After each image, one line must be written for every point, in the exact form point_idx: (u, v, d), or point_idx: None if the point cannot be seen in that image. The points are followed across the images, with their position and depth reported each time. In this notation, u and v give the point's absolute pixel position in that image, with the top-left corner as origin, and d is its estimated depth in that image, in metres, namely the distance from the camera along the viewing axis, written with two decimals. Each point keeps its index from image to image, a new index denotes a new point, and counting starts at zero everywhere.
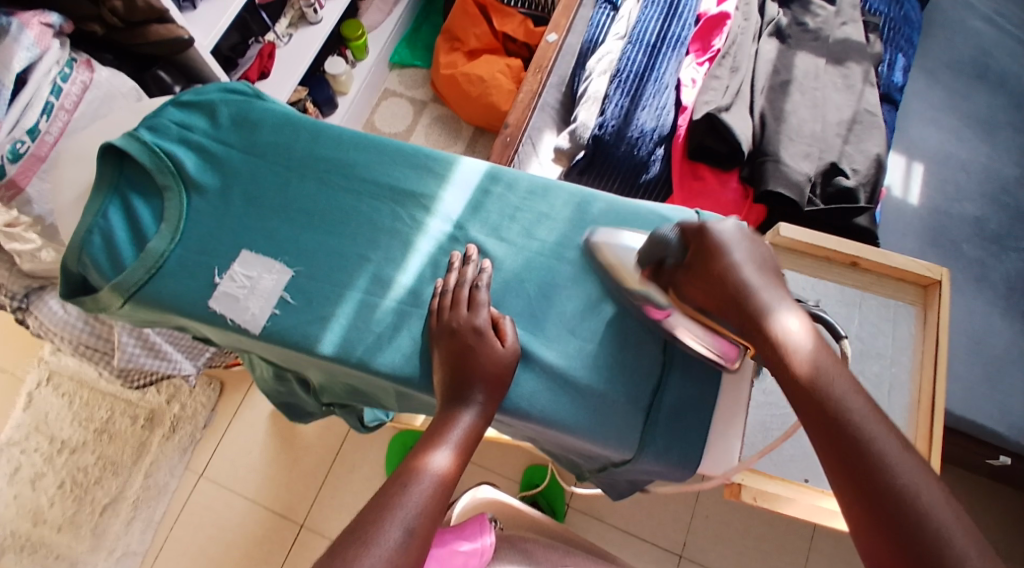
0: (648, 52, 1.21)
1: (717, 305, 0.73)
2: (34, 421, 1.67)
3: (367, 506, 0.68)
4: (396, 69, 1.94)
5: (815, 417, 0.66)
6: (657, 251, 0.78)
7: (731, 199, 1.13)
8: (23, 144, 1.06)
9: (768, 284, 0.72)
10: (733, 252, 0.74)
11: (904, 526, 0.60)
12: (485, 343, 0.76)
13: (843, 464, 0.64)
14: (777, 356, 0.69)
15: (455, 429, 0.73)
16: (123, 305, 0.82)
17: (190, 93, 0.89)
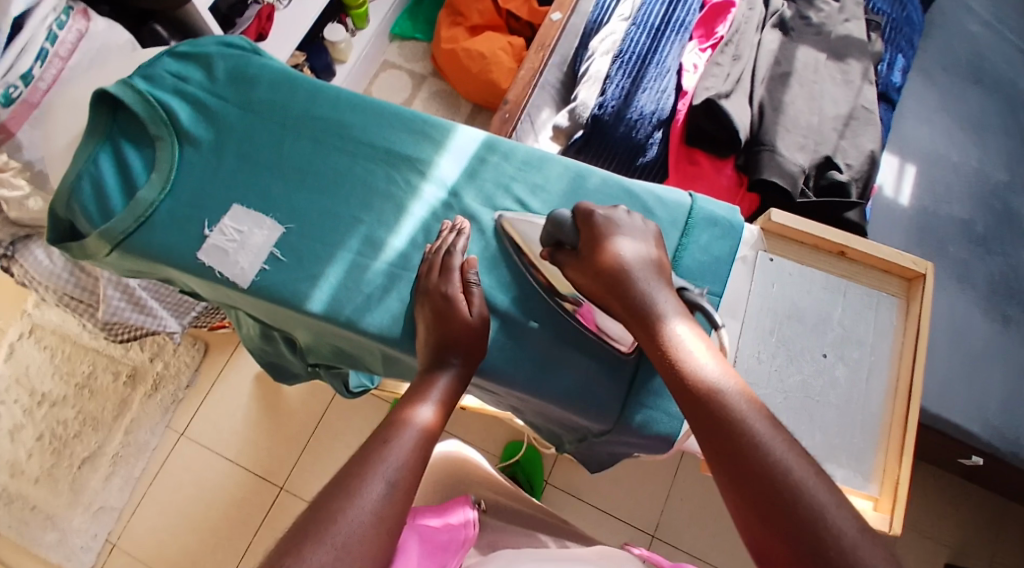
0: (651, 35, 1.20)
1: (613, 302, 0.74)
2: (14, 373, 1.67)
3: (349, 463, 0.68)
4: (396, 40, 1.93)
5: (704, 419, 0.66)
6: (554, 234, 0.78)
7: (726, 185, 1.14)
8: (15, 89, 1.05)
9: (663, 288, 0.73)
10: (629, 252, 0.74)
11: (797, 538, 0.59)
12: (454, 308, 0.76)
13: (732, 463, 0.64)
14: (668, 362, 0.70)
15: (434, 389, 0.74)
16: (111, 253, 0.82)
17: (187, 43, 0.88)
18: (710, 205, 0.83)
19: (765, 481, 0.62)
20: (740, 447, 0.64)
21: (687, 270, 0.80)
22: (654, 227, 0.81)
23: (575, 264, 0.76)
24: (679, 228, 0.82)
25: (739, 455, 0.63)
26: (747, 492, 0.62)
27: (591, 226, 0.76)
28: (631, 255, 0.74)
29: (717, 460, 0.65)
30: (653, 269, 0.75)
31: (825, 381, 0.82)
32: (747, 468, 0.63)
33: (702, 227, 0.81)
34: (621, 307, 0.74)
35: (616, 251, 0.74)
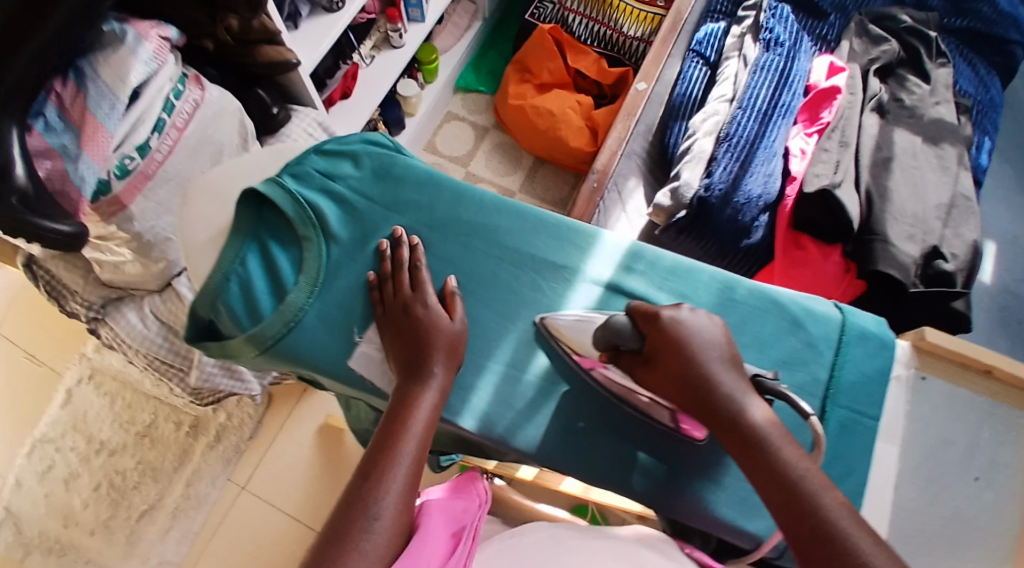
0: (759, 119, 1.19)
1: (672, 382, 0.73)
2: (72, 419, 1.66)
3: (350, 489, 0.71)
4: (460, 92, 1.97)
5: (776, 507, 0.67)
6: (613, 339, 0.76)
7: (832, 273, 1.13)
8: (131, 160, 1.05)
9: (726, 369, 0.72)
10: (697, 341, 0.73)
11: None
12: (434, 316, 0.79)
13: (809, 547, 0.64)
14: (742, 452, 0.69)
15: (422, 409, 0.74)
16: (256, 355, 0.81)
17: (333, 141, 0.89)
18: (861, 318, 0.84)
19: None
20: (815, 529, 0.64)
21: (843, 391, 0.80)
22: (809, 341, 0.81)
23: (642, 368, 0.75)
24: (833, 345, 0.82)
25: (815, 538, 0.64)
26: None
27: (661, 329, 0.74)
28: (697, 343, 0.73)
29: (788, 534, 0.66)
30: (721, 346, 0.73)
31: (974, 504, 0.90)
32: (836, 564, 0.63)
33: (853, 343, 0.82)
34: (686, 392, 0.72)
35: (687, 347, 0.73)
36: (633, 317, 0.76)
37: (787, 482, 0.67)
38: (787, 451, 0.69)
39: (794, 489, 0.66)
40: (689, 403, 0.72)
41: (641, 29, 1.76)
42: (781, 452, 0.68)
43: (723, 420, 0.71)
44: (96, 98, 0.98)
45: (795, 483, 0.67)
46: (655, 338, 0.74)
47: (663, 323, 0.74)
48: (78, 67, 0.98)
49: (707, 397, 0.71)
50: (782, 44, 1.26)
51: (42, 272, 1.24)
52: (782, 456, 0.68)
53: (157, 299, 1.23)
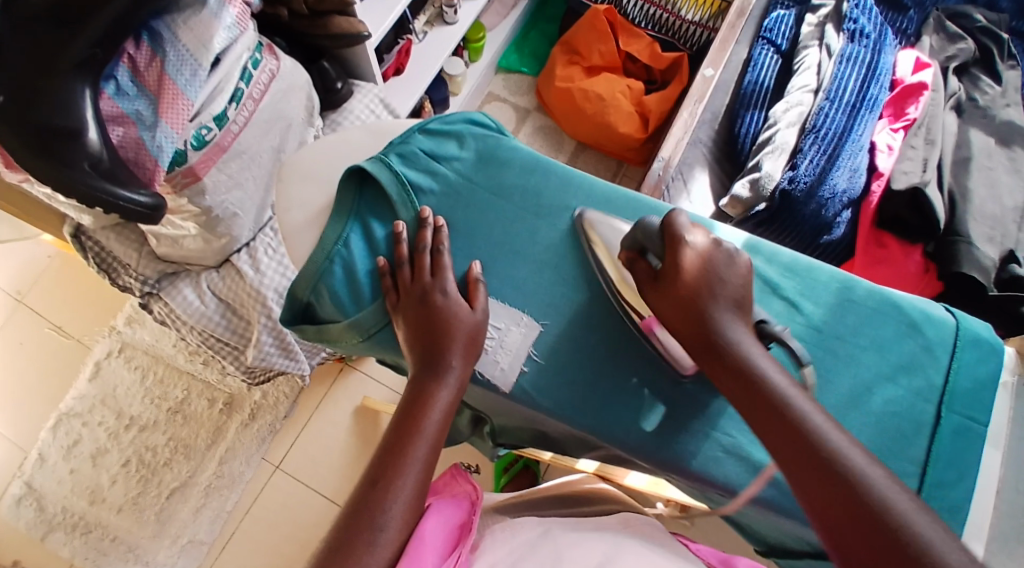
0: (847, 112, 1.17)
1: (681, 326, 0.73)
2: (100, 393, 1.63)
3: (358, 496, 0.71)
4: (501, 73, 1.94)
5: (787, 456, 0.66)
6: (640, 242, 0.77)
7: (912, 272, 1.13)
8: (209, 131, 1.02)
9: (735, 322, 0.72)
10: (710, 292, 0.72)
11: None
12: (456, 306, 0.79)
13: (823, 494, 0.64)
14: (750, 406, 0.69)
15: (435, 410, 0.75)
16: (360, 342, 0.82)
17: (438, 120, 0.89)
18: (974, 324, 0.80)
19: (876, 518, 0.61)
20: (864, 518, 0.62)
21: (958, 396, 0.77)
22: (926, 346, 0.78)
23: (651, 281, 0.75)
24: (949, 349, 0.79)
25: (866, 530, 0.61)
26: (857, 529, 0.62)
27: (679, 241, 0.74)
28: (716, 282, 0.73)
29: (801, 483, 0.65)
30: (737, 309, 0.73)
31: None
32: (855, 508, 0.62)
33: (969, 346, 0.79)
34: (695, 342, 0.72)
35: (697, 272, 0.73)
36: (663, 225, 0.75)
37: (833, 468, 0.64)
38: (830, 432, 0.66)
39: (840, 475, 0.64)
40: (702, 353, 0.72)
41: (700, 13, 1.72)
42: (825, 433, 0.66)
43: (755, 392, 0.69)
44: (176, 62, 0.92)
45: (831, 460, 0.64)
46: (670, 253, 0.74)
47: (677, 233, 0.74)
48: (151, 27, 0.90)
49: (740, 376, 0.70)
50: (867, 36, 1.25)
51: (90, 244, 1.19)
52: (806, 417, 0.67)
53: (215, 275, 1.21)
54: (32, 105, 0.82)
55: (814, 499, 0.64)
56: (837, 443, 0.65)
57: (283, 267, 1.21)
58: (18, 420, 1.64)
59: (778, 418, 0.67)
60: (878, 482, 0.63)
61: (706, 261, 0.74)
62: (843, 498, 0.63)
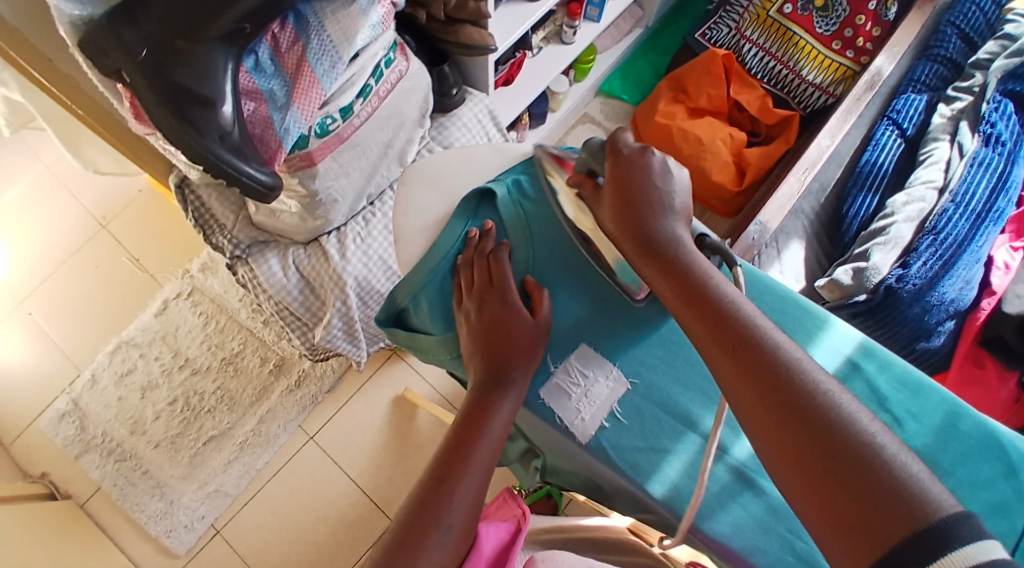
0: (971, 221, 1.19)
1: (624, 219, 0.79)
2: (162, 330, 1.66)
3: (420, 494, 0.73)
4: (601, 96, 1.93)
5: (706, 326, 0.71)
6: (589, 163, 0.84)
7: (1004, 399, 1.13)
8: (333, 121, 1.04)
9: (682, 219, 0.79)
10: (653, 193, 0.79)
11: (825, 432, 0.63)
12: (516, 314, 0.81)
13: (739, 360, 0.68)
14: (677, 286, 0.74)
15: (495, 414, 0.77)
16: (450, 358, 0.86)
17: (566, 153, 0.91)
18: None
19: (788, 381, 0.66)
20: (785, 390, 0.65)
21: None
22: (1018, 491, 0.75)
23: (595, 197, 0.82)
24: None
25: (817, 439, 0.63)
26: (769, 390, 0.66)
27: (616, 151, 0.82)
28: (660, 186, 0.79)
29: (722, 350, 0.69)
30: (685, 212, 0.80)
31: None
32: (769, 372, 0.67)
33: None
34: (636, 238, 0.78)
35: (644, 177, 0.80)
36: (606, 142, 0.84)
37: (776, 371, 0.66)
38: (772, 334, 0.69)
39: (784, 383, 0.66)
40: (639, 237, 0.77)
41: (822, 76, 1.68)
42: (769, 336, 0.69)
43: (685, 274, 0.74)
44: (317, 51, 0.94)
45: (749, 332, 0.69)
46: (616, 164, 0.81)
47: (622, 149, 0.82)
48: (299, 10, 0.92)
49: (683, 284, 0.74)
50: (1004, 142, 1.25)
51: (192, 198, 1.18)
52: (728, 294, 0.72)
53: (302, 252, 1.22)
54: (174, 66, 0.83)
55: (731, 363, 0.68)
56: (755, 316, 0.71)
57: (368, 258, 1.24)
58: (73, 337, 1.67)
59: (703, 292, 0.73)
60: (792, 351, 0.68)
61: (648, 172, 0.80)
62: (760, 365, 0.67)
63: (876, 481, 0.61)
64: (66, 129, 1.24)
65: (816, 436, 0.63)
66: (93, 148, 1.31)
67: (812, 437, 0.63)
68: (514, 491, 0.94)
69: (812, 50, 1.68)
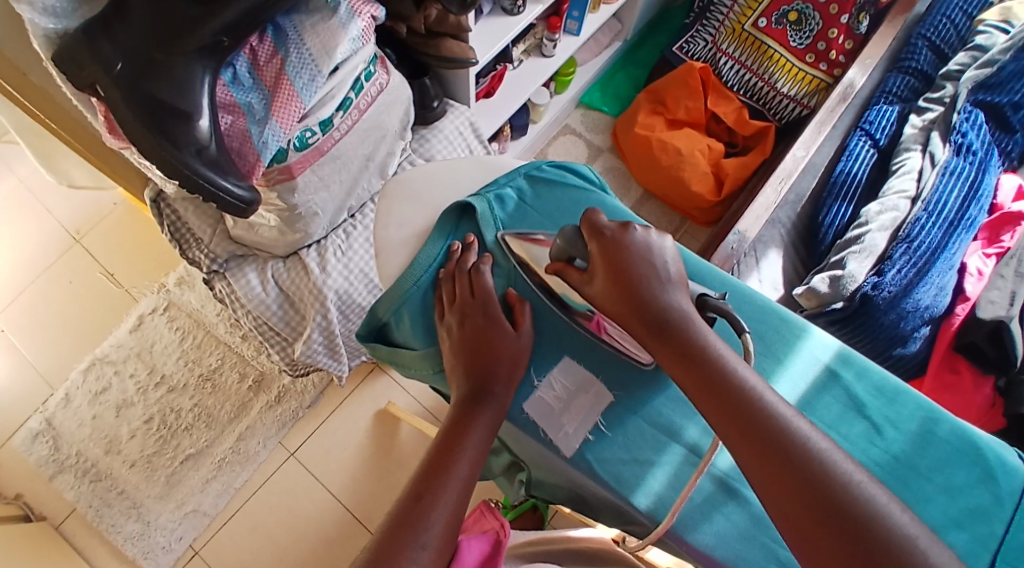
0: (944, 229, 1.20)
1: (623, 302, 0.76)
2: (138, 346, 1.64)
3: (402, 509, 0.72)
4: (581, 108, 1.94)
5: (726, 422, 0.69)
6: (567, 250, 0.80)
7: (979, 404, 1.12)
8: (312, 134, 1.03)
9: (678, 290, 0.77)
10: (646, 271, 0.77)
11: (863, 529, 0.62)
12: (497, 328, 0.81)
13: (765, 459, 0.67)
14: (690, 376, 0.72)
15: (477, 426, 0.76)
16: (432, 372, 0.85)
17: (551, 169, 0.92)
18: None
19: (816, 475, 0.65)
20: (818, 487, 0.64)
21: (1014, 550, 0.73)
22: (995, 496, 0.75)
23: (587, 279, 0.79)
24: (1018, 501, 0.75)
25: (857, 543, 0.62)
26: (801, 488, 0.65)
27: (599, 233, 0.79)
28: (650, 263, 0.77)
29: (749, 450, 0.67)
30: (679, 281, 0.78)
31: None
32: (799, 469, 0.65)
33: None
34: (639, 322, 0.75)
35: (634, 256, 0.77)
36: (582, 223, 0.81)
37: (805, 468, 0.65)
38: (795, 422, 0.68)
39: (815, 480, 0.65)
40: (643, 321, 0.75)
41: (798, 88, 1.70)
42: (793, 428, 0.68)
43: (696, 361, 0.72)
44: (296, 64, 0.93)
45: (770, 427, 0.68)
46: (603, 247, 0.78)
47: (605, 230, 0.79)
48: (278, 23, 0.92)
49: (700, 373, 0.71)
50: (974, 152, 1.27)
51: (168, 212, 1.17)
52: (745, 380, 0.71)
53: (281, 265, 1.21)
54: (149, 78, 0.82)
55: (759, 462, 0.67)
56: (775, 402, 0.69)
57: (349, 271, 1.22)
58: (45, 355, 1.64)
59: (719, 381, 0.71)
60: (815, 439, 0.67)
61: (636, 251, 0.78)
62: (789, 461, 0.66)
63: None
64: (38, 143, 1.22)
65: (853, 533, 0.62)
66: (68, 164, 1.29)
67: (853, 538, 0.62)
68: (493, 503, 0.93)
69: (786, 62, 1.71)
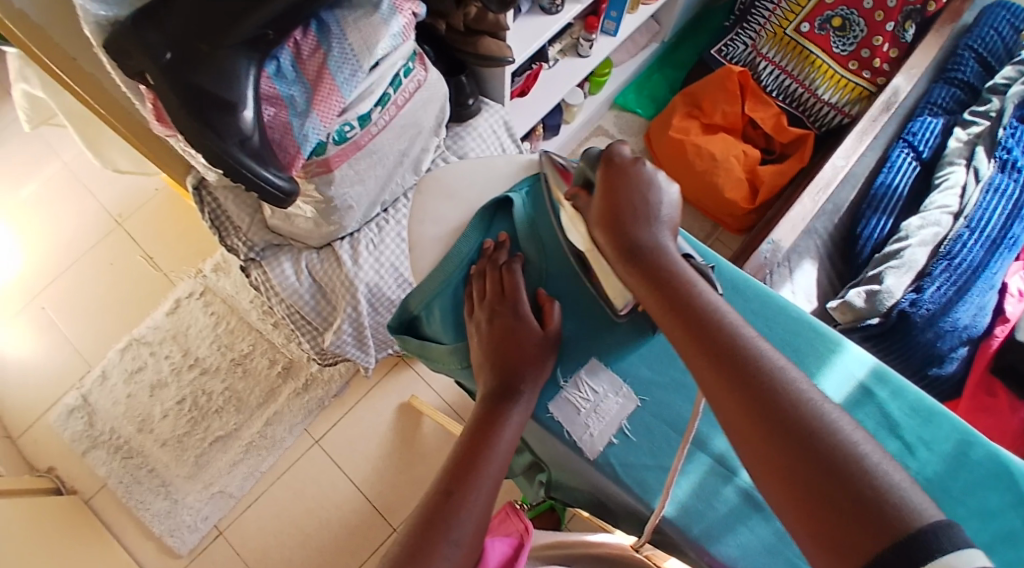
0: (986, 248, 1.19)
1: (612, 225, 0.80)
2: (173, 329, 1.67)
3: (430, 503, 0.73)
4: (615, 109, 1.93)
5: (684, 331, 0.71)
6: (586, 176, 0.85)
7: (1014, 428, 1.11)
8: (351, 129, 1.05)
9: (668, 227, 0.80)
10: (642, 200, 0.80)
11: (798, 429, 0.63)
12: (526, 326, 0.81)
13: (715, 364, 0.68)
14: (659, 293, 0.74)
15: (503, 424, 0.77)
16: (459, 367, 0.86)
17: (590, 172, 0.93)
18: None
19: (762, 382, 0.66)
20: (761, 390, 0.65)
21: None
22: None
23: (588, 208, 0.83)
24: None
25: (788, 438, 0.63)
26: (745, 391, 0.66)
27: (610, 161, 0.82)
28: (648, 197, 0.80)
29: (701, 356, 0.69)
30: (673, 223, 0.81)
31: None
32: (748, 374, 0.66)
33: None
34: (622, 245, 0.79)
35: (635, 187, 0.80)
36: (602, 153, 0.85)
37: (756, 376, 0.66)
38: (752, 338, 0.69)
39: (763, 388, 0.65)
40: (626, 244, 0.78)
41: (838, 95, 1.68)
42: (749, 340, 0.69)
43: (668, 281, 0.75)
44: (338, 59, 0.94)
45: (728, 337, 0.69)
46: (608, 175, 0.82)
47: (616, 155, 0.83)
48: (322, 18, 0.94)
49: (670, 293, 0.74)
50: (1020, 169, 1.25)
51: (209, 200, 1.19)
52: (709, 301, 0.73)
53: (315, 257, 1.23)
54: (195, 69, 0.84)
55: (707, 365, 0.69)
56: (738, 322, 0.71)
57: (380, 265, 1.24)
58: (84, 332, 1.68)
59: (683, 300, 0.73)
60: (771, 352, 0.68)
61: (639, 182, 0.81)
62: (738, 368, 0.67)
63: (858, 484, 0.60)
64: (86, 127, 1.25)
65: (788, 434, 0.63)
66: (112, 147, 1.32)
67: (786, 438, 0.63)
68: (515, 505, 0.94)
69: (828, 68, 1.69)
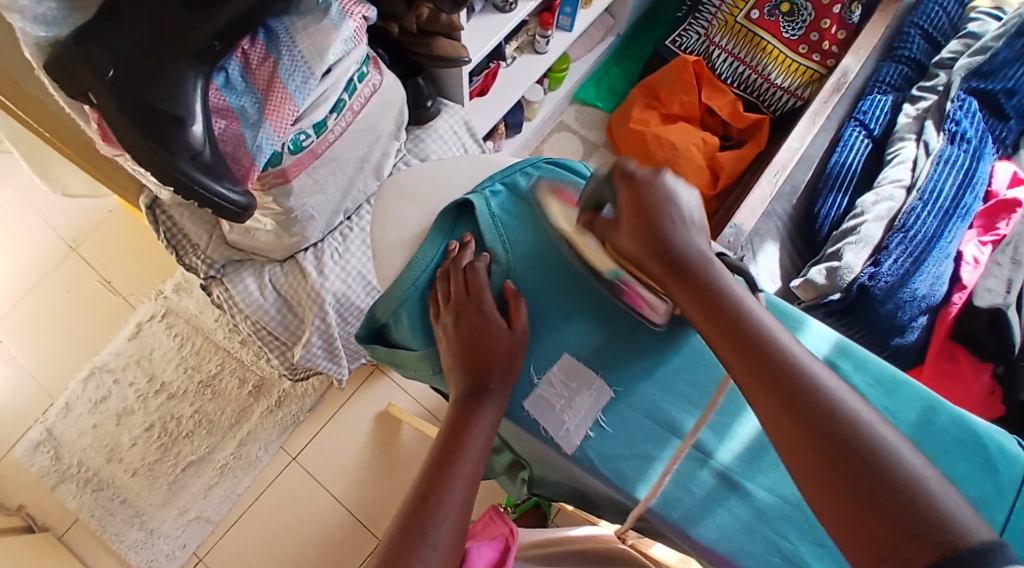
0: (939, 217, 1.21)
1: (639, 238, 0.77)
2: (137, 354, 1.63)
3: (408, 509, 0.72)
4: (575, 104, 1.93)
5: (728, 346, 0.69)
6: (598, 198, 0.83)
7: (979, 392, 1.14)
8: (306, 137, 1.03)
9: (700, 234, 0.77)
10: (668, 210, 0.78)
11: (850, 444, 0.60)
12: (493, 324, 0.80)
13: (760, 379, 0.66)
14: (700, 307, 0.72)
15: (476, 425, 0.76)
16: (432, 372, 0.85)
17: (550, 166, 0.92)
18: None
19: (806, 393, 0.64)
20: (808, 403, 0.63)
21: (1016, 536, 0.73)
22: (996, 484, 0.75)
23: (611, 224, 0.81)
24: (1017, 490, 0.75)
25: (838, 454, 0.60)
26: (792, 404, 0.64)
27: (629, 176, 0.80)
28: (673, 204, 0.78)
29: (745, 369, 0.67)
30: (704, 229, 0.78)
31: None
32: (793, 386, 0.64)
33: None
34: (654, 259, 0.76)
35: (659, 199, 0.78)
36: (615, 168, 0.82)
37: (791, 376, 0.65)
38: (795, 349, 0.67)
39: (801, 385, 0.64)
40: (658, 258, 0.76)
41: (792, 79, 1.70)
42: (792, 352, 0.67)
43: (706, 294, 0.72)
44: (289, 67, 0.93)
45: (771, 349, 0.67)
46: (630, 189, 0.79)
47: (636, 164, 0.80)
48: (270, 26, 0.92)
49: (700, 297, 0.72)
50: (969, 139, 1.28)
51: (163, 218, 1.17)
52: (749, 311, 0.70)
53: (279, 269, 1.21)
54: (141, 85, 0.81)
55: (753, 381, 0.66)
56: (780, 332, 0.69)
57: (346, 273, 1.22)
58: (44, 364, 1.63)
59: (724, 313, 0.70)
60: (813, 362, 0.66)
61: (663, 192, 0.78)
62: (782, 379, 0.65)
63: (908, 495, 0.57)
64: (33, 152, 1.21)
65: (835, 448, 0.61)
66: (63, 171, 1.28)
67: (839, 458, 0.60)
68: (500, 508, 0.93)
69: (780, 53, 1.70)
